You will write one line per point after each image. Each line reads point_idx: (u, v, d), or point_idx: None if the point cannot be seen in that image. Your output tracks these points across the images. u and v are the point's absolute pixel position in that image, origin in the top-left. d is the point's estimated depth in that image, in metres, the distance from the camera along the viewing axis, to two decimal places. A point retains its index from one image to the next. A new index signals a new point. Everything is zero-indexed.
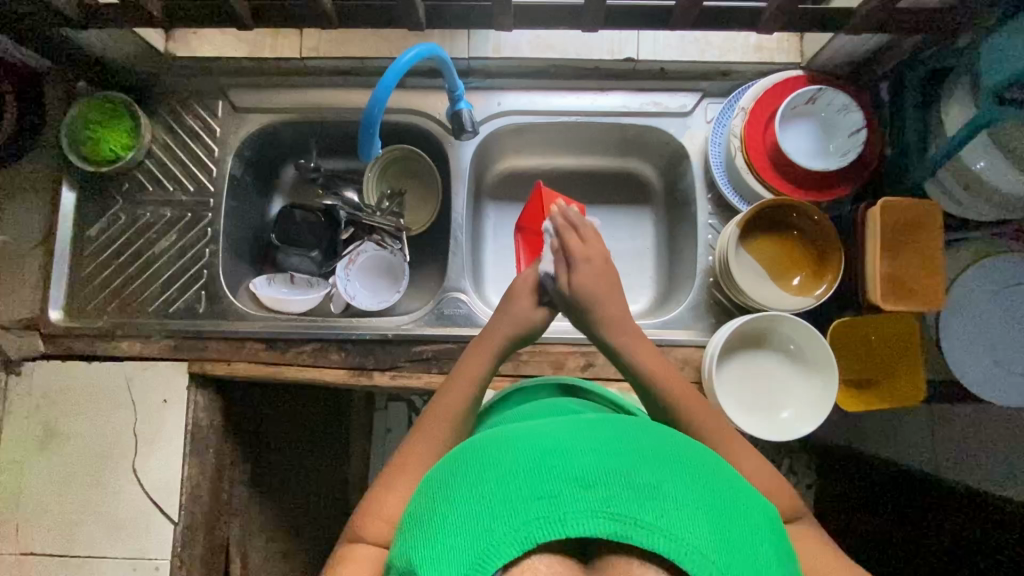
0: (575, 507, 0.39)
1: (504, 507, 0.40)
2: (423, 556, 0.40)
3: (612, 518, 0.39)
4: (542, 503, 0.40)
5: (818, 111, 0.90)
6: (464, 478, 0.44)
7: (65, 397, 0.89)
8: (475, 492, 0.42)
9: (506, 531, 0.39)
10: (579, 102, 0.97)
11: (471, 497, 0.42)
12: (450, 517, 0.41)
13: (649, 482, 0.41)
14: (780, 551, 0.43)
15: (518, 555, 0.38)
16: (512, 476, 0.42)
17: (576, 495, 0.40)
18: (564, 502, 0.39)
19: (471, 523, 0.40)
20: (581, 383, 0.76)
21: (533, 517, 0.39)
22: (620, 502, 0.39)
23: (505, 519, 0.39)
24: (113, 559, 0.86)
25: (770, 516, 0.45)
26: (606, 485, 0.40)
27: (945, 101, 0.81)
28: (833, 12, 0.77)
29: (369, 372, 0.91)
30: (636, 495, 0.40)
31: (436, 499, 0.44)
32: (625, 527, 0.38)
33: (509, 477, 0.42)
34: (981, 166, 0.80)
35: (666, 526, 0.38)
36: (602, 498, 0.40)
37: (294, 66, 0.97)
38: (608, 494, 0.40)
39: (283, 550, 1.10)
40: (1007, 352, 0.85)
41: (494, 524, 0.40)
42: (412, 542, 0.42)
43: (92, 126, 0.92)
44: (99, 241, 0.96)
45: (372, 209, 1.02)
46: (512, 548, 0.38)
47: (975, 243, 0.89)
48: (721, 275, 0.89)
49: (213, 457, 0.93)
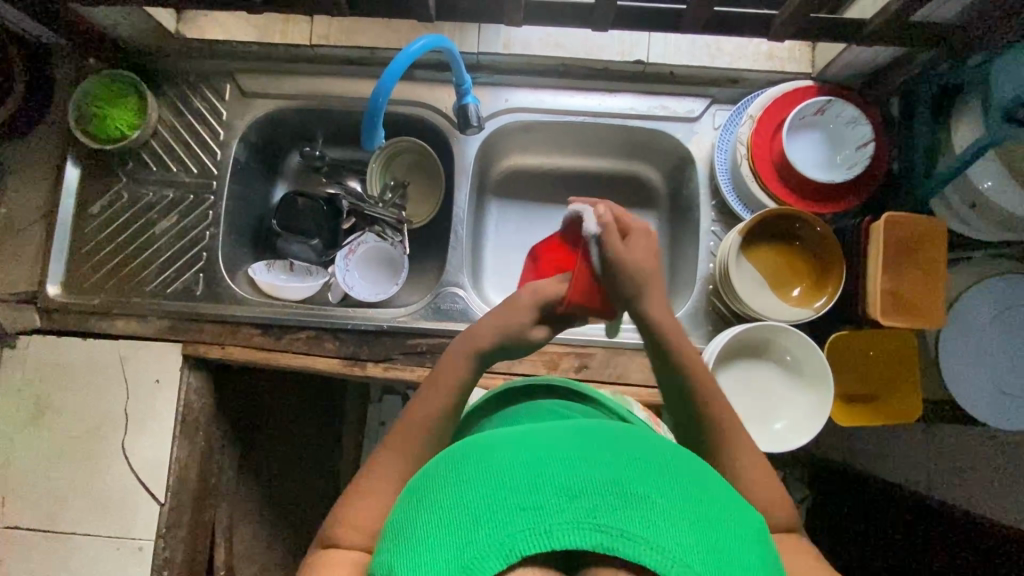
0: (560, 519, 0.38)
1: (488, 518, 0.39)
2: (406, 567, 0.40)
3: (597, 529, 0.38)
4: (526, 515, 0.39)
5: (826, 123, 0.89)
6: (449, 486, 0.43)
7: (58, 372, 0.89)
8: (459, 504, 0.41)
9: (489, 543, 0.38)
10: (586, 101, 0.97)
11: (455, 507, 0.41)
12: (434, 527, 0.41)
13: (636, 491, 0.40)
14: (767, 562, 0.42)
15: (501, 567, 0.37)
16: (497, 487, 0.41)
17: (561, 506, 0.39)
18: (548, 514, 0.39)
19: (455, 536, 0.39)
20: (572, 386, 0.76)
21: (517, 531, 0.38)
22: (607, 513, 0.38)
23: (487, 530, 0.39)
24: (97, 537, 0.85)
25: (757, 526, 0.45)
26: (592, 494, 0.39)
27: (953, 117, 0.80)
28: (845, 22, 0.77)
29: (362, 363, 0.91)
30: (623, 506, 0.39)
31: (420, 509, 0.43)
32: (611, 540, 0.37)
33: (492, 487, 0.41)
34: (987, 186, 0.79)
35: (652, 538, 0.38)
36: (588, 508, 0.39)
37: (304, 53, 0.97)
38: (594, 504, 0.39)
39: (268, 538, 1.10)
40: (1008, 376, 0.84)
41: (476, 536, 0.39)
42: (396, 551, 0.42)
43: (98, 104, 0.93)
44: (100, 219, 0.96)
45: (374, 200, 1.03)
46: (496, 561, 0.37)
47: (978, 263, 0.88)
48: (720, 282, 0.88)
49: (203, 440, 0.93)
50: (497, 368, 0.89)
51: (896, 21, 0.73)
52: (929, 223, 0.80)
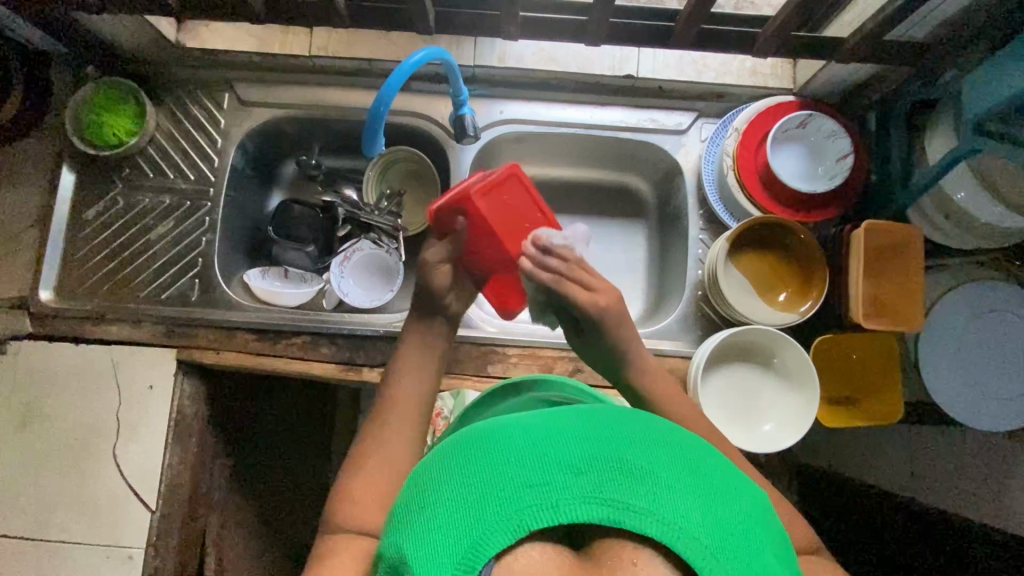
0: (568, 495, 0.40)
1: (495, 496, 0.41)
2: (416, 547, 0.41)
3: (605, 504, 0.40)
4: (534, 491, 0.41)
5: (808, 136, 0.93)
6: (454, 467, 0.44)
7: (48, 378, 0.88)
8: (466, 481, 0.43)
9: (498, 519, 0.40)
10: (579, 114, 1.00)
11: (461, 486, 0.42)
12: (442, 504, 0.42)
13: (641, 467, 0.42)
14: (771, 533, 0.44)
15: (511, 541, 0.39)
16: (503, 464, 0.43)
17: (568, 483, 0.41)
18: (555, 489, 0.41)
19: (464, 510, 0.41)
20: (563, 380, 0.78)
21: (525, 504, 0.40)
22: (611, 489, 0.40)
23: (495, 507, 0.40)
24: (86, 546, 0.84)
25: (761, 499, 0.47)
26: (599, 472, 0.41)
27: (926, 130, 0.85)
28: (825, 40, 0.81)
29: (358, 368, 0.92)
30: (628, 481, 0.41)
31: (428, 487, 0.44)
32: (618, 513, 0.39)
33: (499, 465, 0.43)
34: (961, 197, 0.83)
35: (658, 511, 0.39)
36: (593, 484, 0.41)
37: (302, 63, 0.99)
38: (599, 480, 0.41)
39: (258, 548, 1.09)
40: (985, 378, 0.87)
41: (485, 513, 0.40)
42: (404, 531, 0.43)
43: (96, 111, 0.93)
44: (94, 225, 0.96)
45: (370, 207, 1.04)
46: (505, 535, 0.39)
47: (955, 269, 0.92)
48: (710, 289, 0.91)
49: (196, 447, 0.92)
50: (492, 373, 0.91)
51: (872, 39, 0.77)
52: (906, 229, 0.84)
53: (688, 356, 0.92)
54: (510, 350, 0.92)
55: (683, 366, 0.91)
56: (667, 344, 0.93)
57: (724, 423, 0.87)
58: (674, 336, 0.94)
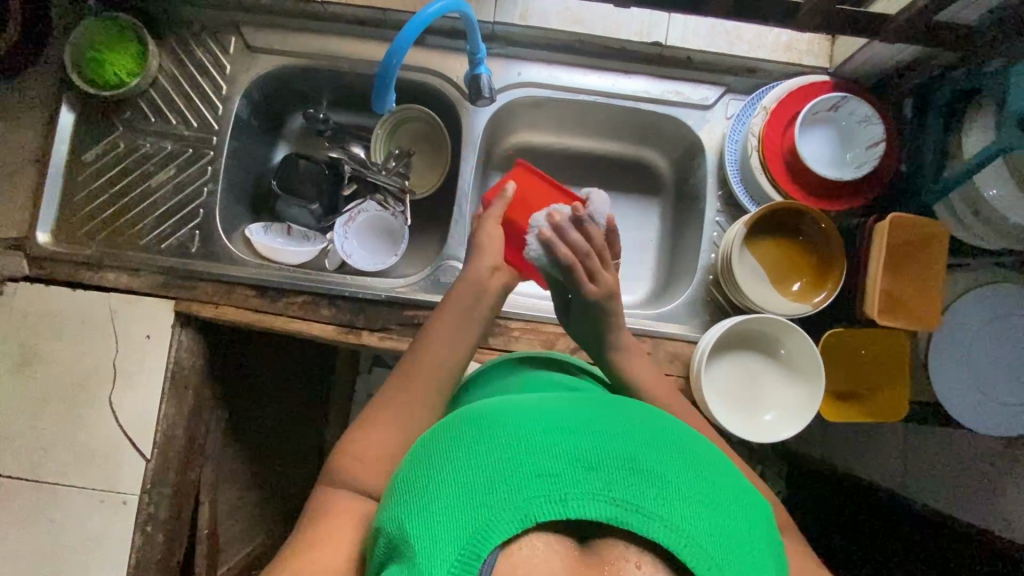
0: (577, 489, 0.39)
1: (505, 481, 0.39)
2: (417, 527, 0.40)
3: (613, 502, 0.38)
4: (544, 481, 0.39)
5: (839, 120, 0.89)
6: (463, 445, 0.42)
7: (45, 322, 0.87)
8: (472, 468, 0.41)
9: (505, 506, 0.38)
10: (600, 81, 0.95)
11: (468, 467, 0.41)
12: (447, 483, 0.41)
13: (652, 470, 0.40)
14: (773, 540, 0.43)
15: (517, 532, 0.38)
16: (511, 450, 0.41)
17: (578, 477, 0.39)
18: (565, 483, 0.39)
19: (469, 494, 0.39)
20: (570, 360, 0.77)
21: (532, 496, 0.39)
22: (623, 488, 0.39)
23: (502, 494, 0.39)
24: (79, 490, 0.84)
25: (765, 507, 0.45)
26: (610, 469, 0.40)
27: (965, 122, 0.80)
28: (871, 16, 0.75)
29: (357, 331, 0.90)
30: (638, 481, 0.39)
31: (433, 463, 0.43)
32: (627, 513, 0.38)
33: (506, 451, 0.41)
34: (992, 194, 0.78)
35: (669, 516, 0.38)
36: (604, 482, 0.39)
37: (312, 9, 0.94)
38: (610, 478, 0.39)
39: (249, 499, 1.10)
40: (995, 383, 0.85)
41: (492, 498, 0.39)
42: (405, 508, 0.42)
43: (97, 48, 0.90)
44: (93, 167, 0.93)
45: (378, 167, 1.02)
46: (510, 524, 0.38)
47: (978, 270, 0.88)
48: (722, 275, 0.88)
49: (192, 398, 0.92)
50: (493, 346, 0.89)
51: (922, 18, 0.72)
52: (931, 226, 0.80)
53: (693, 342, 0.90)
54: (513, 323, 0.90)
55: (688, 351, 0.89)
56: (671, 326, 0.91)
57: (725, 410, 0.86)
58: (681, 320, 0.92)
